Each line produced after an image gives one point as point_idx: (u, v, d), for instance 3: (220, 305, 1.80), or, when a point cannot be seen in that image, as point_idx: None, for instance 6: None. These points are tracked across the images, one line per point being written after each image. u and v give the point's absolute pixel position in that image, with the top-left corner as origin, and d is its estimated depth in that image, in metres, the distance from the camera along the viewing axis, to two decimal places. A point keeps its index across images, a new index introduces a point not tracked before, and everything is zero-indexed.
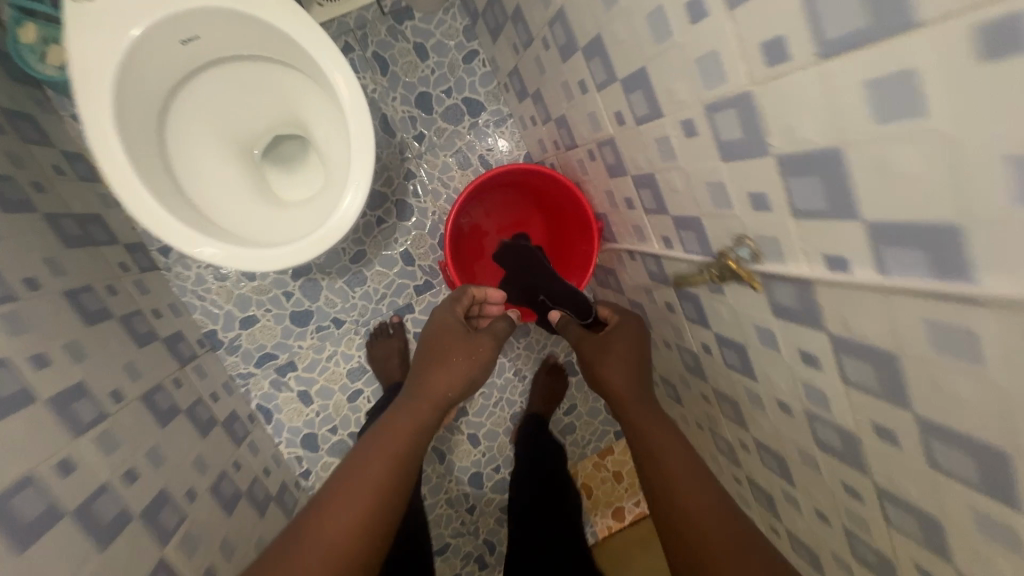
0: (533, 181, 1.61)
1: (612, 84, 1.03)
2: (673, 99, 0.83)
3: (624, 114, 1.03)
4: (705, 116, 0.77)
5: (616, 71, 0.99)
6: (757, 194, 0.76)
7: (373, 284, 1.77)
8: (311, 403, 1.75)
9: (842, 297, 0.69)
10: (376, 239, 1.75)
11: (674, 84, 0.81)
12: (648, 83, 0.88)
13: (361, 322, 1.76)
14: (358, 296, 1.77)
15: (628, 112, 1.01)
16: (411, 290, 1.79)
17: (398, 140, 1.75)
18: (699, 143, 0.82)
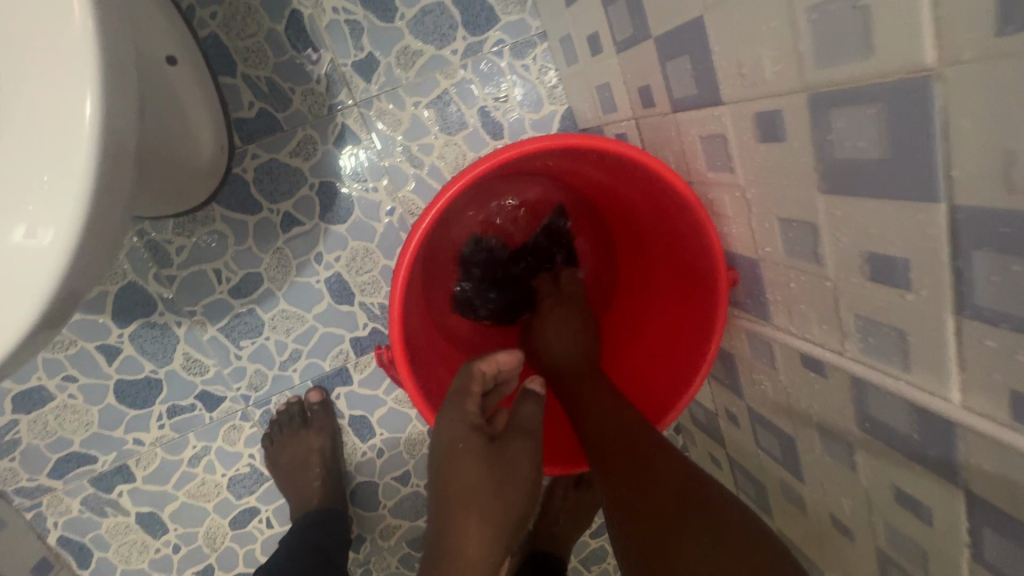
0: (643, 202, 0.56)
1: (639, 44, 0.52)
2: (745, 77, 0.40)
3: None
4: (808, 113, 0.36)
5: (651, 16, 0.48)
6: (872, 253, 0.36)
7: (243, 322, 0.73)
8: (151, 532, 0.77)
9: None
10: (233, 240, 0.71)
11: (761, 52, 0.37)
12: (709, 47, 0.42)
13: (167, 378, 0.73)
14: (244, 353, 0.74)
15: None
16: (303, 249, 0.72)
17: (252, 114, 0.68)
18: (780, 157, 0.40)
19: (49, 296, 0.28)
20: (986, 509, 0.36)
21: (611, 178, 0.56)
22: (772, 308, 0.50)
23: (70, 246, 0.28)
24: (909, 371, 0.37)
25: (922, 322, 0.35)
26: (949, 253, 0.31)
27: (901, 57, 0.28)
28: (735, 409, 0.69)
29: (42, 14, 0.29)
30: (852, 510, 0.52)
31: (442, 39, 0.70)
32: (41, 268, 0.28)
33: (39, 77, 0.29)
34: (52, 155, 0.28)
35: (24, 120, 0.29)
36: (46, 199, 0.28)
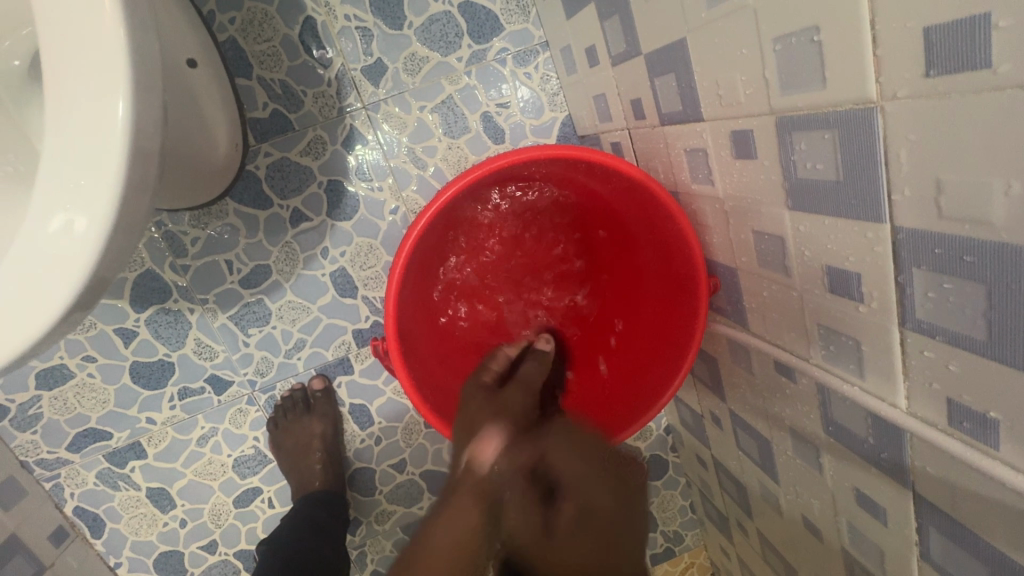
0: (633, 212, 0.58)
1: (631, 60, 0.55)
2: (722, 97, 0.42)
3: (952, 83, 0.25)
4: (775, 133, 0.38)
5: (641, 33, 0.51)
6: (831, 267, 0.38)
7: (252, 311, 0.77)
8: (160, 507, 0.82)
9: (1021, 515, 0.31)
10: (244, 233, 0.74)
11: (734, 75, 0.40)
12: (691, 68, 0.45)
13: (179, 361, 0.77)
14: (252, 340, 0.78)
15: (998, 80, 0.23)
16: (310, 243, 0.76)
17: (266, 114, 0.71)
18: (753, 173, 0.43)
19: (82, 285, 0.31)
20: (933, 511, 0.39)
21: (605, 190, 0.58)
22: (749, 314, 0.53)
23: (102, 238, 0.31)
24: (864, 378, 0.40)
25: (874, 333, 0.37)
26: (894, 270, 0.33)
27: (851, 89, 0.31)
28: (718, 411, 0.71)
29: (76, 28, 0.31)
30: (820, 511, 0.55)
31: (448, 47, 0.73)
32: (75, 256, 0.31)
33: (71, 83, 0.31)
34: (82, 156, 0.31)
35: (57, 121, 0.31)
36: (80, 198, 0.31)
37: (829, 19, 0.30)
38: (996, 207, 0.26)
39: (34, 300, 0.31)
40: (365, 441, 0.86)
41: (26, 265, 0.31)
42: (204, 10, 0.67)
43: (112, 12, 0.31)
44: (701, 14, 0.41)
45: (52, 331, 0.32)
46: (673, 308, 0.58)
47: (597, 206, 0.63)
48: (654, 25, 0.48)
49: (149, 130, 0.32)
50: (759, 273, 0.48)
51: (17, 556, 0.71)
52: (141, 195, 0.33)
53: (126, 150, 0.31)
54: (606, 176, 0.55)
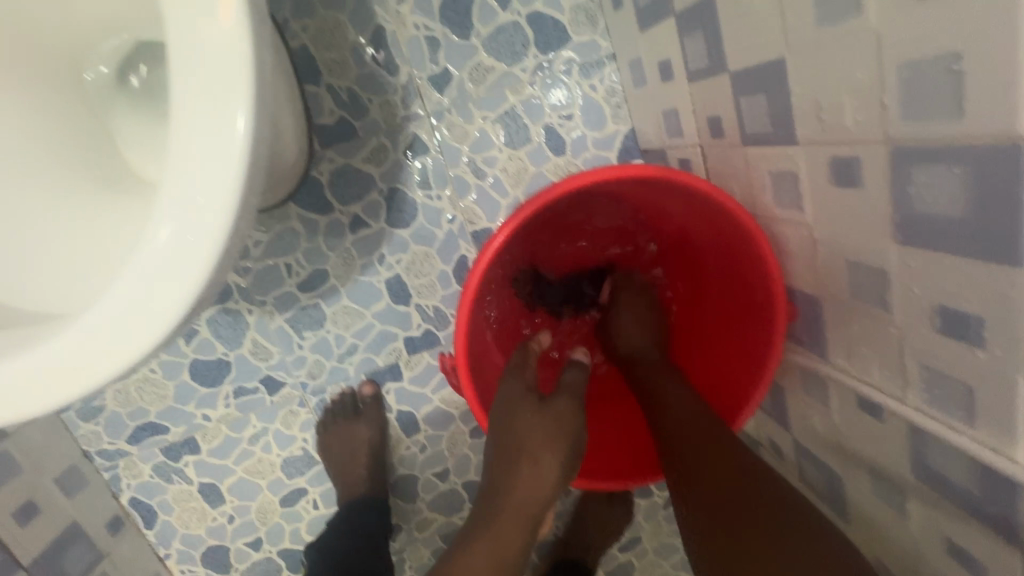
0: (709, 230, 0.56)
1: (714, 76, 0.53)
2: (825, 121, 0.40)
3: None
4: (889, 163, 0.36)
5: (729, 51, 0.49)
6: (948, 307, 0.36)
7: (309, 314, 0.78)
8: (210, 502, 0.83)
9: None
10: (304, 237, 0.75)
11: (844, 99, 0.38)
12: (789, 88, 0.43)
13: (236, 360, 0.78)
14: (307, 342, 0.79)
15: None
16: (367, 249, 0.76)
17: (332, 120, 0.72)
18: (854, 202, 0.41)
19: (196, 295, 0.31)
20: None
21: (679, 208, 0.56)
22: (831, 346, 0.51)
23: (216, 250, 0.31)
24: (974, 427, 0.37)
25: (993, 381, 0.35)
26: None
27: (995, 123, 0.28)
28: (779, 439, 0.68)
29: (196, 40, 0.31)
30: (898, 556, 0.52)
31: (514, 57, 0.73)
32: (191, 268, 0.31)
33: (190, 91, 0.31)
34: (201, 167, 0.31)
35: (175, 132, 0.31)
36: (197, 208, 0.31)
37: (973, 48, 0.28)
38: None
39: (150, 309, 0.31)
40: (409, 448, 0.86)
41: (143, 277, 0.31)
42: (278, 18, 0.68)
43: (234, 23, 0.31)
44: (808, 35, 0.39)
45: (169, 338, 0.32)
46: (747, 331, 0.56)
47: (667, 223, 0.62)
48: (746, 41, 0.46)
49: (261, 141, 0.32)
50: (848, 305, 0.46)
51: (78, 544, 0.73)
52: (249, 206, 0.33)
53: (243, 162, 0.31)
54: (686, 197, 0.53)
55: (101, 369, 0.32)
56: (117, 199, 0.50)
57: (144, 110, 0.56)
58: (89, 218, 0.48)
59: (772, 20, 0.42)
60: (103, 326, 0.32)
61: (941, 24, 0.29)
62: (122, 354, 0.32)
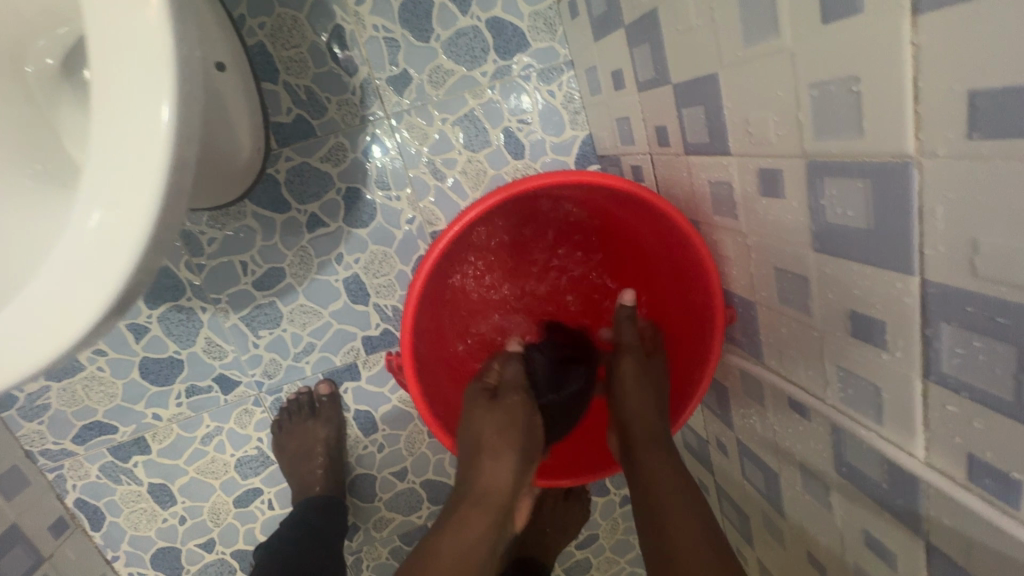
0: (653, 236, 0.58)
1: (658, 87, 0.55)
2: (752, 135, 0.42)
3: (1002, 144, 0.25)
4: (805, 176, 0.38)
5: (671, 64, 0.51)
6: (858, 312, 0.38)
7: (264, 313, 0.77)
8: (159, 503, 0.82)
9: None
10: (260, 235, 0.75)
11: (766, 115, 0.40)
12: (721, 102, 0.45)
13: (189, 359, 0.77)
14: (262, 342, 0.78)
15: None
16: (324, 248, 0.76)
17: (289, 117, 0.72)
18: (779, 211, 0.43)
19: (121, 284, 0.31)
20: (946, 564, 0.38)
21: (627, 215, 0.58)
22: (765, 348, 0.53)
23: (141, 240, 0.31)
24: (882, 425, 0.40)
25: (895, 382, 0.37)
26: (921, 322, 0.33)
27: (888, 143, 0.31)
28: (724, 438, 0.71)
29: (120, 33, 0.31)
30: (826, 548, 0.54)
31: (473, 61, 0.74)
32: (114, 258, 0.31)
33: (114, 83, 0.31)
34: (125, 158, 0.31)
35: (98, 123, 0.31)
36: (121, 198, 0.31)
37: (870, 71, 0.30)
38: None
39: (72, 304, 0.31)
40: (367, 447, 0.86)
41: (67, 268, 0.31)
42: (234, 14, 0.67)
43: (160, 19, 0.31)
44: (736, 52, 0.41)
45: (94, 329, 0.32)
46: (686, 347, 0.59)
47: (622, 237, 0.63)
48: (684, 55, 0.48)
49: (188, 139, 0.32)
50: (777, 309, 0.48)
51: (18, 547, 0.71)
52: (176, 203, 0.33)
53: (166, 159, 0.31)
54: (637, 205, 0.55)
55: (23, 364, 0.32)
56: (57, 193, 0.50)
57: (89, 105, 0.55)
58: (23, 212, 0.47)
59: (705, 36, 0.44)
60: (27, 320, 0.32)
61: (844, 48, 0.31)
62: (43, 350, 0.32)
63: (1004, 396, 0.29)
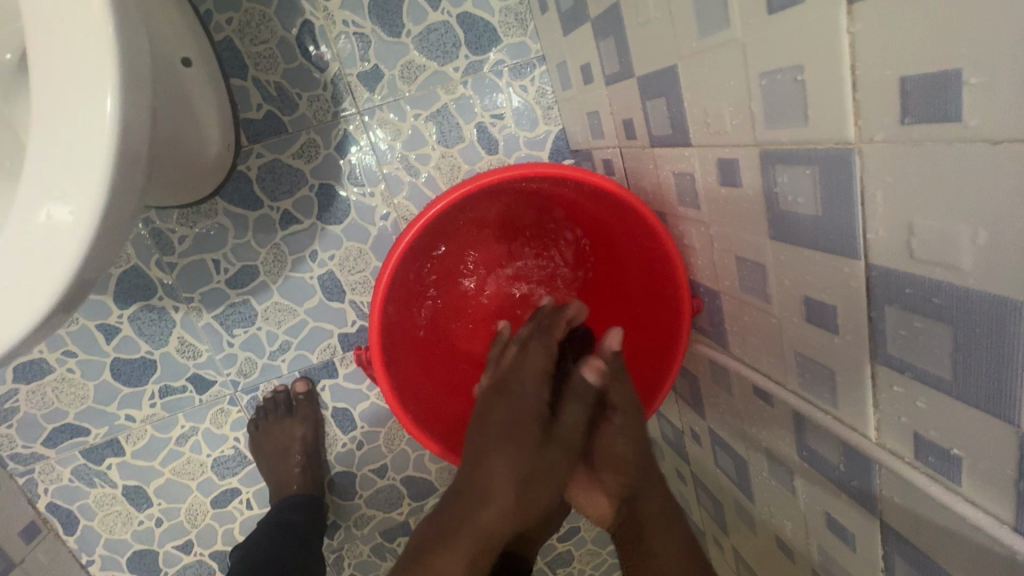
0: (620, 227, 0.58)
1: (624, 80, 0.56)
2: (710, 125, 0.43)
3: (933, 129, 0.26)
4: (759, 165, 0.39)
5: (635, 58, 0.52)
6: (813, 297, 0.39)
7: (238, 311, 0.77)
8: (134, 505, 0.81)
9: (986, 548, 0.31)
10: (231, 232, 0.74)
11: (721, 105, 0.41)
12: (682, 93, 0.45)
13: (161, 359, 0.76)
14: (237, 340, 0.78)
15: (977, 129, 0.24)
16: (298, 246, 0.76)
17: (259, 114, 0.71)
18: (737, 200, 0.44)
19: (68, 277, 0.31)
20: (899, 541, 0.39)
21: (595, 206, 0.58)
22: (730, 337, 0.54)
23: (88, 233, 0.31)
24: (837, 407, 0.41)
25: (847, 365, 0.38)
26: (867, 305, 0.34)
27: (831, 130, 0.31)
28: (698, 428, 0.72)
29: (63, 25, 0.31)
30: (793, 531, 0.55)
31: (445, 56, 0.74)
32: (58, 251, 0.31)
33: (57, 75, 0.31)
34: (68, 150, 0.30)
35: (39, 116, 0.31)
36: (65, 190, 0.30)
37: (812, 60, 0.31)
38: (963, 254, 0.27)
39: (14, 302, 0.31)
40: (345, 444, 0.85)
41: (11, 262, 0.31)
42: (201, 9, 0.67)
43: (104, 10, 0.31)
44: (692, 44, 0.41)
45: (41, 323, 0.32)
46: (654, 338, 0.59)
47: (592, 231, 0.64)
48: (646, 48, 0.49)
49: (136, 133, 0.32)
50: (740, 298, 0.49)
51: None
52: (126, 199, 0.33)
53: (111, 154, 0.31)
54: (604, 198, 0.55)
55: None
56: None
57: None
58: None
59: (664, 29, 0.45)
60: None
61: (788, 38, 0.32)
62: None
63: (945, 375, 0.30)
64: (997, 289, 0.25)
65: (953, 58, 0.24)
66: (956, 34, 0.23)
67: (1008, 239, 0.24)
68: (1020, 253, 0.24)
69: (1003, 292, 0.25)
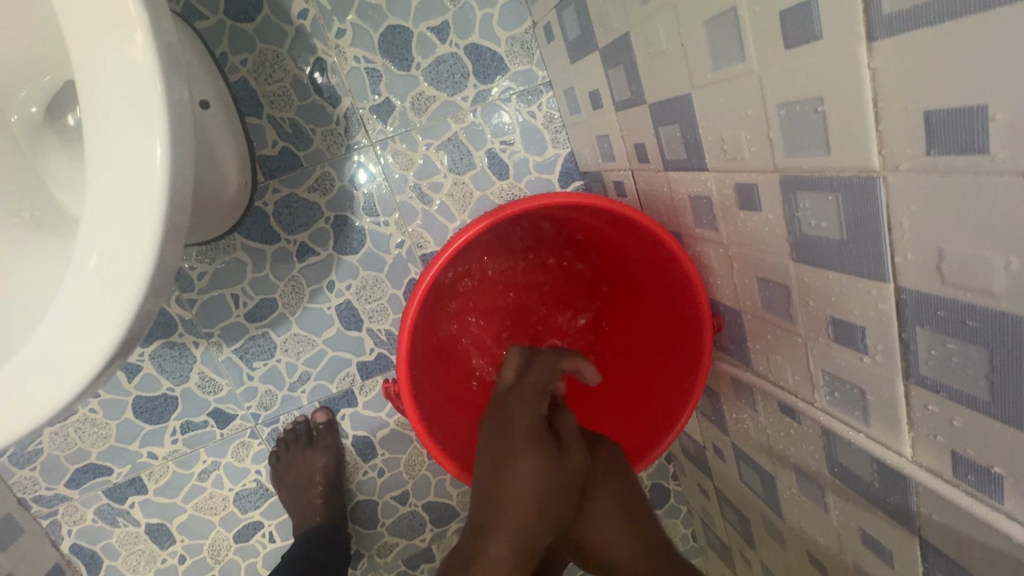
0: (639, 250, 0.59)
1: (635, 106, 0.57)
2: (727, 152, 0.44)
3: (959, 158, 0.27)
4: (779, 190, 0.40)
5: (646, 86, 0.53)
6: (840, 318, 0.39)
7: (258, 344, 0.77)
8: (157, 543, 0.80)
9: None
10: (249, 266, 0.75)
11: (738, 133, 0.42)
12: (697, 120, 0.46)
13: (182, 395, 0.77)
14: (256, 373, 0.78)
15: (1004, 160, 0.25)
16: (315, 277, 0.77)
17: (274, 149, 0.72)
18: (757, 224, 0.45)
19: (127, 324, 0.32)
20: (939, 558, 0.39)
21: (611, 229, 0.59)
22: (753, 355, 0.54)
23: (143, 280, 0.32)
24: (869, 425, 0.41)
25: (878, 383, 0.38)
26: (897, 326, 0.35)
27: (855, 158, 0.32)
28: (721, 444, 0.72)
29: (109, 85, 0.32)
30: (826, 547, 0.55)
31: (454, 86, 0.75)
32: (117, 298, 0.32)
33: (105, 131, 0.32)
34: (122, 202, 0.32)
35: (90, 172, 0.32)
36: (120, 241, 0.32)
37: (832, 92, 0.32)
38: (995, 279, 0.27)
39: (76, 350, 0.32)
40: (365, 471, 0.85)
41: (72, 311, 0.32)
42: (216, 51, 0.68)
43: (147, 66, 0.32)
44: (707, 74, 0.42)
45: (101, 369, 0.33)
46: (677, 357, 0.60)
47: (610, 253, 0.65)
48: (658, 77, 0.50)
49: (183, 183, 0.33)
50: (763, 317, 0.50)
51: None
52: (173, 246, 0.34)
53: (162, 204, 0.32)
54: (625, 225, 0.56)
55: (37, 407, 0.32)
56: (50, 243, 0.51)
57: (76, 149, 0.55)
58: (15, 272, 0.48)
59: (677, 60, 0.46)
60: (40, 364, 0.32)
61: (807, 72, 0.33)
62: (47, 399, 0.32)
63: (983, 395, 0.31)
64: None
65: (977, 91, 0.25)
66: (980, 72, 0.24)
67: None
68: None
69: None
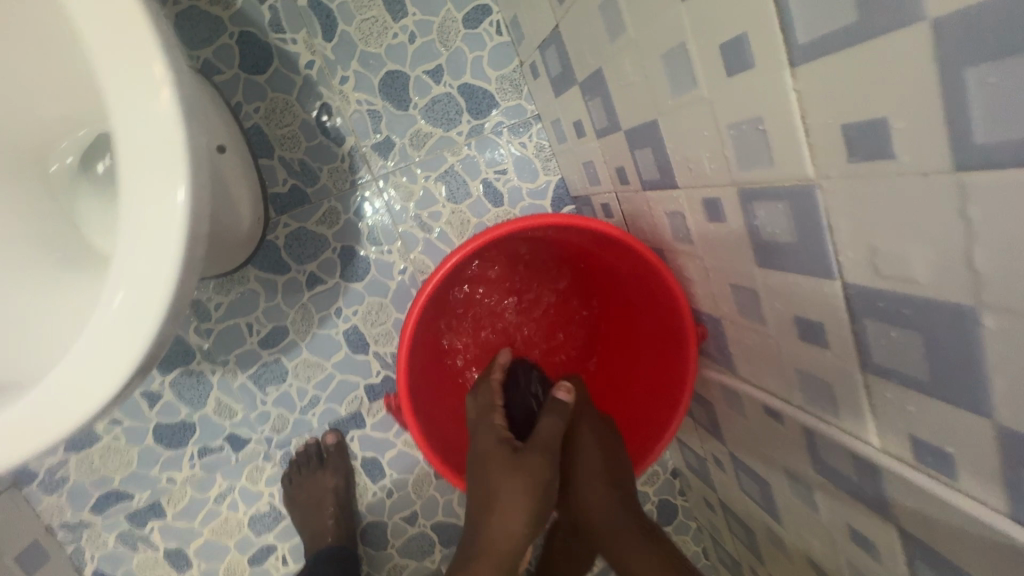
0: (624, 265, 0.62)
1: (613, 133, 0.61)
2: (693, 170, 0.48)
3: (874, 164, 0.30)
4: (739, 202, 0.44)
5: (621, 114, 0.58)
6: (803, 317, 0.42)
7: (271, 370, 0.81)
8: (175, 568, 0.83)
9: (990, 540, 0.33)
10: (261, 295, 0.80)
11: (699, 153, 0.46)
12: (665, 143, 0.51)
13: (199, 420, 0.80)
14: (269, 398, 0.82)
15: (907, 163, 0.28)
16: (323, 305, 0.81)
17: (284, 187, 0.78)
18: (724, 234, 0.48)
19: (149, 340, 0.36)
20: (917, 545, 0.41)
21: (596, 246, 0.63)
22: (736, 360, 0.57)
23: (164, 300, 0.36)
24: (840, 418, 0.43)
25: (841, 376, 0.41)
26: (849, 320, 0.37)
27: (794, 169, 0.36)
28: (719, 453, 0.73)
29: (139, 135, 0.37)
30: (822, 549, 0.56)
31: (450, 123, 0.81)
32: (141, 318, 0.36)
33: (135, 174, 0.37)
34: (148, 234, 0.36)
35: (122, 209, 0.37)
36: (146, 267, 0.36)
37: (769, 112, 0.36)
38: (918, 268, 0.30)
39: (105, 364, 0.36)
40: (374, 492, 0.87)
41: (102, 330, 0.36)
42: (232, 101, 0.75)
43: (171, 118, 0.37)
44: (668, 101, 0.47)
45: (125, 381, 0.37)
46: (665, 366, 0.62)
47: (598, 270, 0.69)
48: (630, 106, 0.55)
49: (201, 217, 0.38)
50: (740, 323, 0.53)
51: None
52: (191, 271, 0.39)
53: (182, 235, 0.37)
54: (609, 242, 0.60)
55: (70, 417, 0.36)
56: (83, 277, 0.56)
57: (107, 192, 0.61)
58: (52, 304, 0.53)
59: (643, 90, 0.51)
60: (73, 378, 0.37)
61: (747, 95, 0.37)
62: (78, 410, 0.36)
63: (927, 378, 0.33)
64: (950, 296, 0.29)
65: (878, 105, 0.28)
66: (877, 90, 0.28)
67: (950, 251, 0.28)
68: (963, 265, 0.28)
69: (957, 298, 0.29)
